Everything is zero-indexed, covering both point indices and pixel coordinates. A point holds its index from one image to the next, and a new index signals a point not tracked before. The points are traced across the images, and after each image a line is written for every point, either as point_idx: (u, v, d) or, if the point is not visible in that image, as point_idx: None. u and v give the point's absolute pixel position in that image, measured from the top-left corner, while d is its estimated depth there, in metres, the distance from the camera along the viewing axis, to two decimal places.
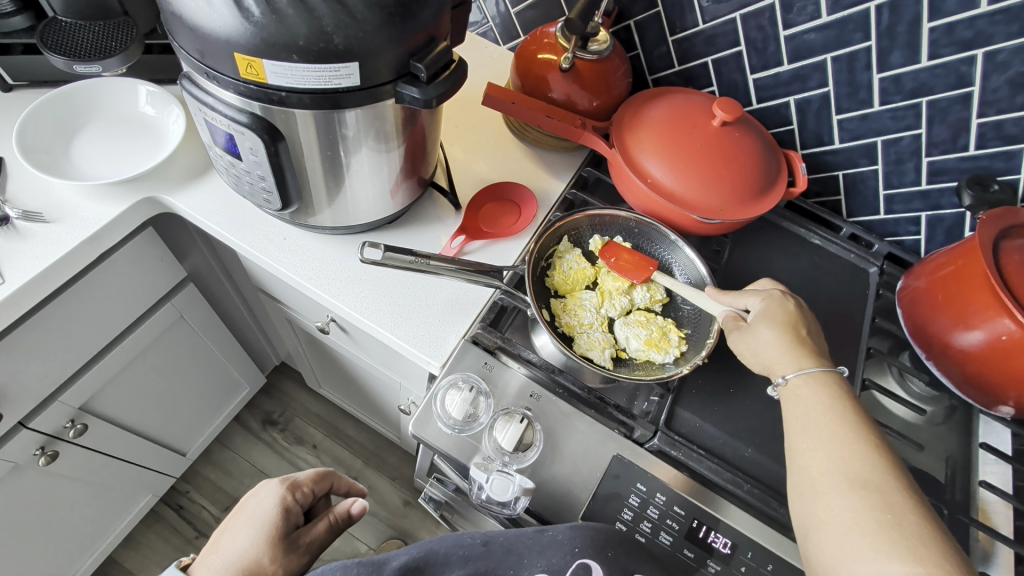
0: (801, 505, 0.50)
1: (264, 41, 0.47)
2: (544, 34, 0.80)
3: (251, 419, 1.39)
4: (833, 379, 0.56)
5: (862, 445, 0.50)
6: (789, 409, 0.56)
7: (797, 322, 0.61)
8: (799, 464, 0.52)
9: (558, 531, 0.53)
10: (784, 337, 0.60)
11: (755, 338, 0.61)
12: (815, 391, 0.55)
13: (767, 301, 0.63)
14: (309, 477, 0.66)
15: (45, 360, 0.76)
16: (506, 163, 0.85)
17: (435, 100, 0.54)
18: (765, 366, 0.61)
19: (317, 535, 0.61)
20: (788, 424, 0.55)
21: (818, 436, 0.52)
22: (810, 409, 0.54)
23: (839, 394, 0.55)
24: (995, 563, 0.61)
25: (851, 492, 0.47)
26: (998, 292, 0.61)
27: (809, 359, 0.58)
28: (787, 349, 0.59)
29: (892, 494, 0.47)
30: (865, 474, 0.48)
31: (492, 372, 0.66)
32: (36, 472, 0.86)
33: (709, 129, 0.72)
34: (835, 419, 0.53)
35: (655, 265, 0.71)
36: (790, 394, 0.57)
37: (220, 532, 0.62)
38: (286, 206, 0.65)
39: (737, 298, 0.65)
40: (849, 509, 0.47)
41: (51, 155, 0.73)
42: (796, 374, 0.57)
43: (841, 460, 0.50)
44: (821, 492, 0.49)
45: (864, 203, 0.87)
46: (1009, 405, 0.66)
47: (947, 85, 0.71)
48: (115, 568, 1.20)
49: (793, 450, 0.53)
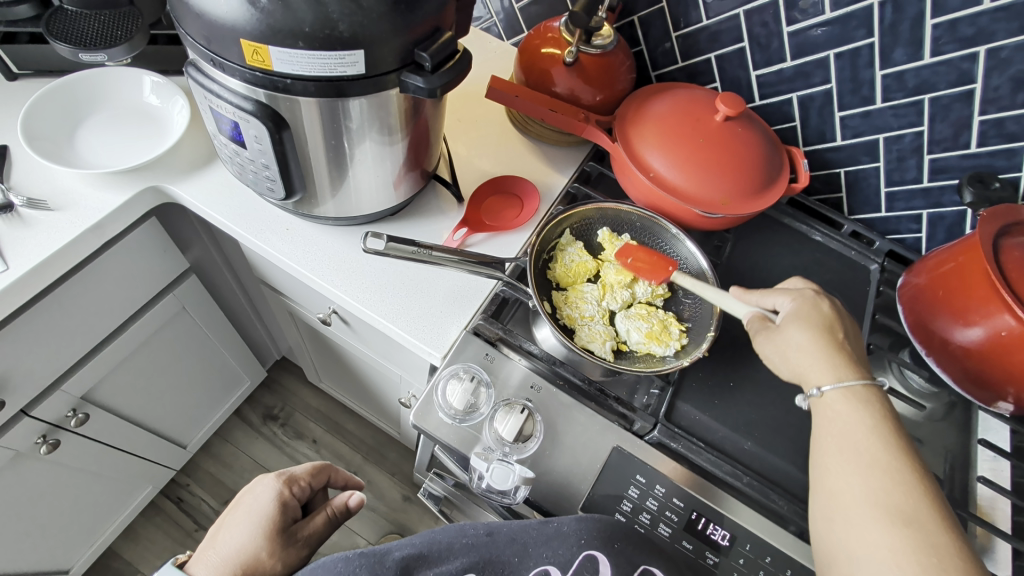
0: (833, 531, 0.49)
1: (270, 28, 0.47)
2: (548, 29, 0.81)
3: (251, 413, 1.39)
4: (874, 395, 0.54)
5: (906, 477, 0.48)
6: (824, 424, 0.54)
7: (833, 324, 0.60)
8: (831, 488, 0.50)
9: (563, 523, 0.53)
10: (819, 340, 0.58)
11: (786, 338, 0.59)
12: (853, 411, 0.53)
13: (799, 301, 0.61)
14: (306, 470, 0.66)
15: (49, 348, 0.76)
16: (509, 157, 0.85)
17: (439, 89, 0.54)
18: (797, 375, 0.58)
19: (315, 528, 0.62)
20: (822, 442, 0.53)
21: (857, 462, 0.50)
22: (848, 428, 0.52)
23: (881, 415, 0.53)
24: (993, 557, 0.61)
25: (893, 528, 0.45)
26: (998, 287, 0.62)
27: (848, 370, 0.56)
28: (822, 354, 0.57)
29: (937, 534, 0.45)
30: (909, 510, 0.46)
31: (493, 364, 0.66)
32: (37, 460, 0.86)
33: (713, 123, 0.72)
34: (877, 445, 0.50)
35: (673, 265, 0.69)
36: (824, 407, 0.55)
37: (216, 530, 0.61)
38: (290, 195, 0.66)
39: (762, 298, 0.64)
40: (888, 546, 0.45)
41: (56, 144, 0.73)
42: (833, 386, 0.55)
43: (883, 492, 0.48)
44: (857, 523, 0.47)
45: (866, 201, 0.87)
46: (1008, 401, 0.66)
47: (949, 82, 0.71)
48: (114, 559, 1.20)
49: (826, 471, 0.51)
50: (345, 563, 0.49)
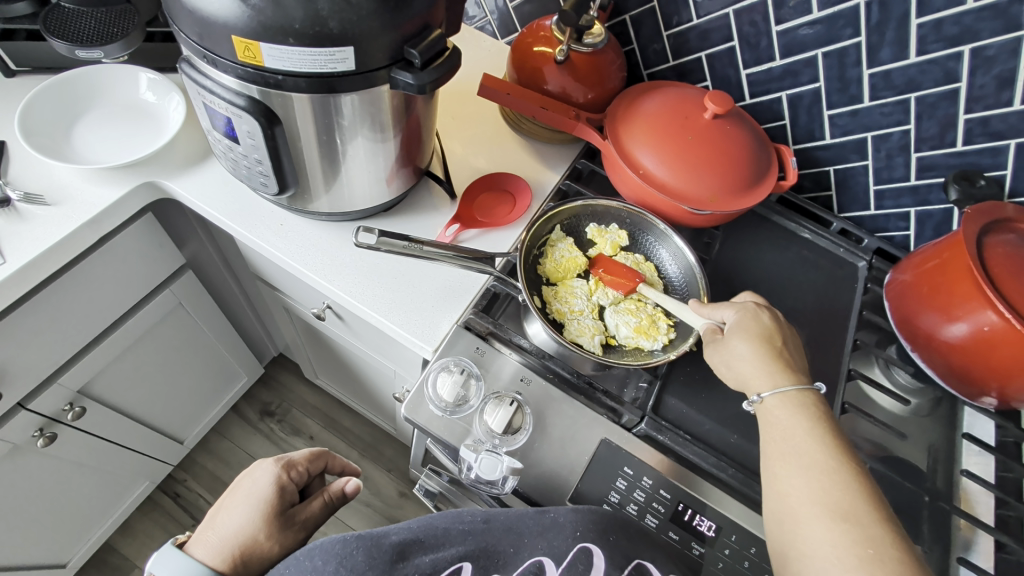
0: (781, 532, 0.49)
1: (262, 25, 0.48)
2: (540, 28, 0.82)
3: (248, 409, 1.40)
4: (810, 398, 0.55)
5: (843, 473, 0.49)
6: (767, 429, 0.55)
7: (772, 334, 0.61)
8: (775, 489, 0.51)
9: (559, 514, 0.54)
10: (760, 350, 0.60)
11: (729, 350, 0.61)
12: (792, 416, 0.54)
13: (741, 313, 0.63)
14: (304, 456, 0.67)
15: (45, 341, 0.77)
16: (502, 154, 0.86)
17: (429, 86, 0.55)
18: (739, 381, 0.60)
19: (312, 512, 0.62)
20: (766, 446, 0.54)
21: (796, 465, 0.51)
22: (787, 432, 0.53)
23: (816, 417, 0.54)
24: (976, 550, 0.62)
25: (834, 525, 0.46)
26: (982, 284, 0.63)
27: (784, 377, 0.57)
28: (762, 363, 0.59)
29: (875, 528, 0.46)
30: (847, 505, 0.47)
31: (484, 357, 0.67)
32: (35, 454, 0.87)
33: (701, 121, 0.73)
34: (814, 445, 0.51)
35: (639, 278, 0.71)
36: (766, 413, 0.56)
37: (215, 512, 0.62)
38: (283, 190, 0.66)
39: (713, 311, 0.65)
40: (831, 544, 0.46)
41: (53, 140, 0.74)
42: (771, 393, 0.56)
43: (821, 491, 0.48)
44: (802, 524, 0.48)
45: (855, 199, 0.88)
46: (992, 396, 0.67)
47: (935, 81, 0.72)
48: (111, 554, 1.21)
49: (772, 474, 0.52)
50: (342, 546, 0.49)
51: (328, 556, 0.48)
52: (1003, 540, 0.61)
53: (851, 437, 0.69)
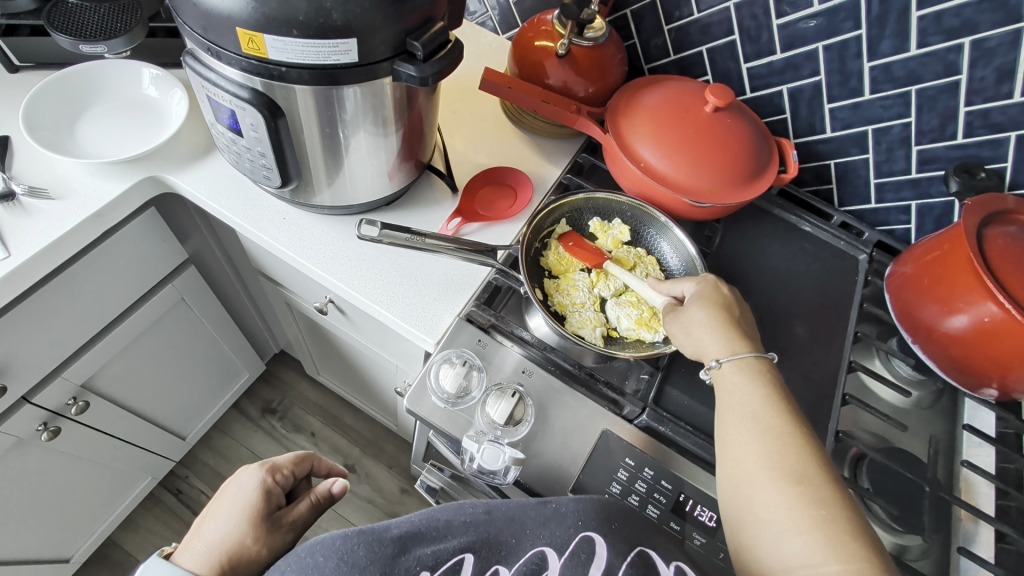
0: (737, 497, 0.49)
1: (265, 16, 0.48)
2: (541, 22, 0.82)
3: (250, 406, 1.40)
4: (765, 367, 0.56)
5: (795, 436, 0.50)
6: (722, 395, 0.55)
7: (730, 303, 0.62)
8: (731, 457, 0.51)
9: (562, 504, 0.54)
10: (716, 317, 0.60)
11: (689, 318, 0.61)
12: (748, 383, 0.54)
13: (701, 285, 0.64)
14: (289, 459, 0.67)
15: (50, 334, 0.77)
16: (503, 148, 0.87)
17: (432, 78, 0.55)
18: (697, 350, 0.60)
19: (300, 514, 0.63)
20: (723, 413, 0.54)
21: (753, 430, 0.51)
22: (744, 397, 0.53)
23: (769, 384, 0.54)
24: (977, 541, 0.62)
25: (788, 487, 0.47)
26: (982, 275, 0.63)
27: (742, 344, 0.57)
28: (719, 331, 0.58)
29: (826, 489, 0.46)
30: (801, 468, 0.48)
31: (486, 350, 0.67)
32: (39, 447, 0.87)
33: (702, 114, 0.73)
34: (768, 410, 0.52)
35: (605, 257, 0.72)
36: (722, 379, 0.56)
37: (199, 523, 0.61)
38: (285, 183, 0.67)
39: (672, 286, 0.66)
40: (785, 506, 0.46)
41: (56, 134, 0.74)
42: (729, 358, 0.56)
43: (777, 455, 0.49)
44: (756, 487, 0.48)
45: (856, 192, 0.88)
46: (993, 388, 0.67)
47: (935, 73, 0.72)
48: (114, 550, 1.21)
49: (727, 441, 0.52)
50: (343, 542, 0.48)
51: (329, 552, 0.48)
52: (1004, 531, 0.62)
53: (852, 429, 0.69)
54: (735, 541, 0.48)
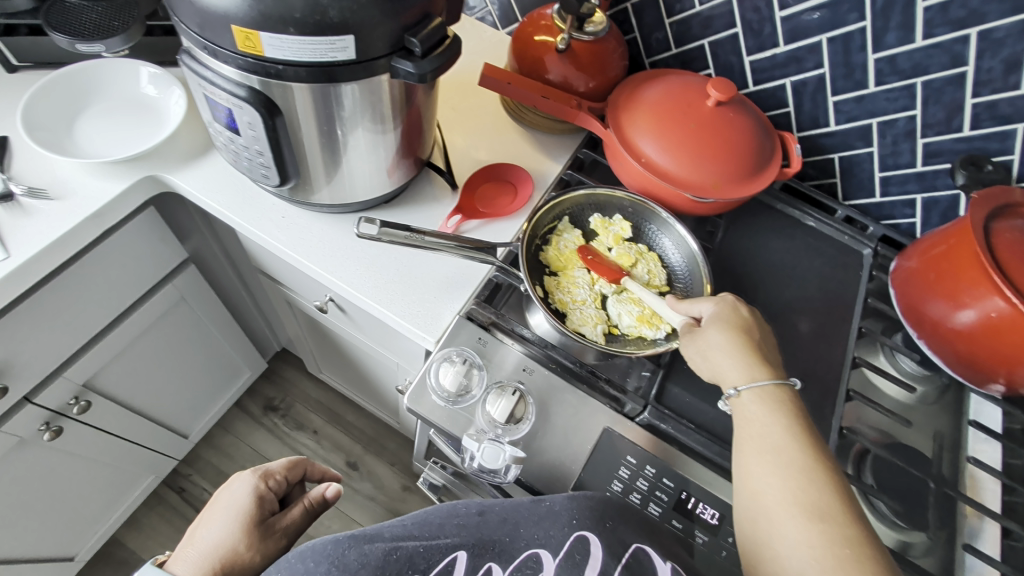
0: (756, 531, 0.49)
1: (261, 14, 0.48)
2: (540, 17, 0.81)
3: (253, 404, 1.40)
4: (787, 395, 0.55)
5: (819, 472, 0.49)
6: (743, 424, 0.54)
7: (749, 326, 0.61)
8: (749, 488, 0.50)
9: (555, 502, 0.54)
10: (736, 340, 0.59)
11: (706, 340, 0.60)
12: (769, 414, 0.54)
13: (719, 305, 0.63)
14: (282, 465, 0.68)
15: (50, 335, 0.78)
16: (503, 145, 0.86)
17: (430, 74, 0.54)
18: (715, 374, 0.60)
19: (293, 519, 0.63)
20: (742, 442, 0.53)
21: (774, 462, 0.50)
22: (766, 428, 0.53)
23: (792, 416, 0.53)
24: (982, 537, 0.62)
25: (810, 525, 0.46)
26: (989, 269, 0.62)
27: (762, 370, 0.57)
28: (739, 355, 0.58)
29: (850, 527, 0.45)
30: (824, 505, 0.47)
31: (486, 348, 0.67)
32: (42, 447, 0.87)
33: (704, 109, 0.72)
34: (791, 443, 0.51)
35: (623, 272, 0.71)
36: (741, 408, 0.55)
37: (193, 531, 0.61)
38: (284, 182, 0.66)
39: (691, 305, 0.65)
40: (808, 544, 0.45)
41: (55, 134, 0.74)
42: (747, 387, 0.56)
43: (800, 490, 0.48)
44: (777, 523, 0.47)
45: (860, 186, 0.87)
46: (1000, 383, 0.66)
47: (941, 65, 0.71)
48: (119, 547, 1.22)
49: (747, 472, 0.51)
50: (333, 546, 0.48)
51: (319, 556, 0.47)
52: (1010, 528, 0.61)
53: (856, 425, 0.69)
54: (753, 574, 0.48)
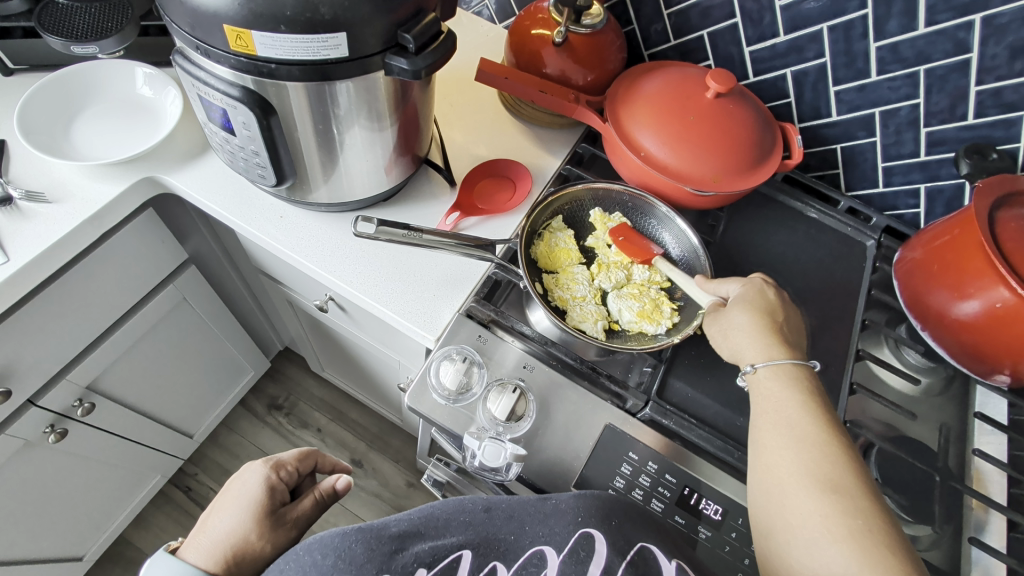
0: (767, 502, 0.48)
1: (253, 12, 0.47)
2: (537, 10, 0.80)
3: (257, 403, 1.41)
4: (805, 374, 0.55)
5: (833, 446, 0.49)
6: (758, 400, 0.54)
7: (775, 309, 0.60)
8: (763, 461, 0.50)
9: (561, 500, 0.54)
10: (758, 322, 0.59)
11: (728, 320, 0.60)
12: (785, 389, 0.53)
13: (747, 287, 0.62)
14: (293, 456, 0.67)
15: (53, 337, 0.78)
16: (501, 140, 0.85)
17: (424, 70, 0.54)
18: (735, 353, 0.59)
19: (304, 511, 0.63)
20: (758, 418, 0.53)
21: (789, 436, 0.50)
22: (781, 404, 0.53)
23: (810, 393, 0.53)
24: (989, 531, 0.61)
25: (822, 495, 0.46)
26: (993, 259, 0.61)
27: (779, 350, 0.56)
28: (758, 336, 0.58)
29: (863, 500, 0.45)
30: (836, 477, 0.47)
31: (486, 345, 0.67)
32: (48, 449, 0.88)
33: (703, 101, 0.71)
34: (806, 418, 0.51)
35: (656, 252, 0.71)
36: (758, 384, 0.55)
37: (205, 519, 0.61)
38: (280, 181, 0.66)
39: (719, 286, 0.65)
40: (819, 513, 0.45)
41: (51, 137, 0.74)
42: (765, 363, 0.55)
43: (813, 462, 0.48)
44: (790, 493, 0.47)
45: (863, 176, 0.86)
46: (1005, 374, 0.66)
47: (945, 52, 0.70)
48: (127, 547, 1.23)
49: (761, 446, 0.51)
50: (341, 539, 0.48)
51: (327, 550, 0.47)
52: (1016, 520, 0.61)
53: (860, 418, 0.68)
54: (763, 544, 0.48)
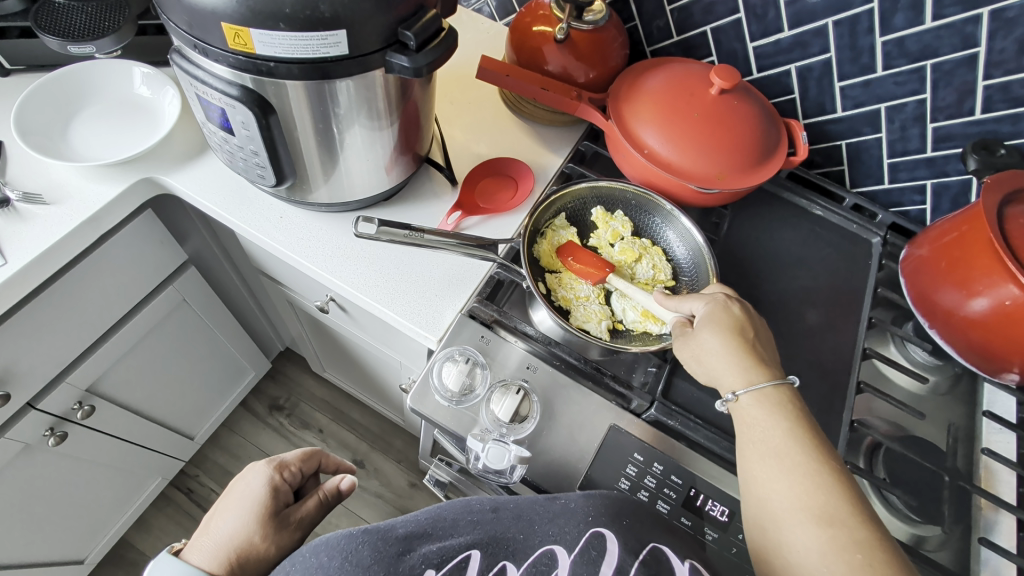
0: (764, 537, 0.48)
1: (251, 10, 0.47)
2: (538, 6, 0.79)
3: (258, 404, 1.40)
4: (786, 395, 0.53)
5: (824, 473, 0.47)
6: (742, 429, 0.53)
7: (743, 325, 0.58)
8: (756, 495, 0.49)
9: (570, 500, 0.53)
10: (729, 343, 0.56)
11: (699, 341, 0.58)
12: (768, 416, 0.52)
13: (711, 304, 0.60)
14: (297, 456, 0.67)
15: (51, 340, 0.77)
16: (502, 138, 0.84)
17: (425, 68, 0.53)
18: (711, 377, 0.57)
19: (307, 512, 0.62)
20: (744, 447, 0.52)
21: (777, 466, 0.49)
22: (766, 433, 0.51)
23: (794, 416, 0.52)
24: (997, 530, 0.60)
25: (819, 530, 0.45)
26: (1002, 256, 0.60)
27: (759, 372, 0.54)
28: (733, 358, 0.55)
29: (860, 531, 0.45)
30: (831, 508, 0.46)
31: (490, 346, 0.66)
32: (47, 452, 0.87)
33: (707, 97, 0.70)
34: (793, 445, 0.49)
35: (609, 269, 0.68)
36: (741, 413, 0.53)
37: (208, 520, 0.60)
38: (280, 181, 0.65)
39: (682, 303, 0.62)
40: (818, 550, 0.44)
41: (49, 138, 0.73)
42: (746, 391, 0.53)
43: (805, 494, 0.47)
44: (786, 530, 0.46)
45: (868, 173, 0.85)
46: (1014, 372, 0.65)
47: (952, 47, 0.69)
48: (128, 549, 1.23)
49: (751, 477, 0.50)
50: (348, 541, 0.47)
51: (333, 552, 0.47)
52: None
53: (867, 417, 0.67)
54: None
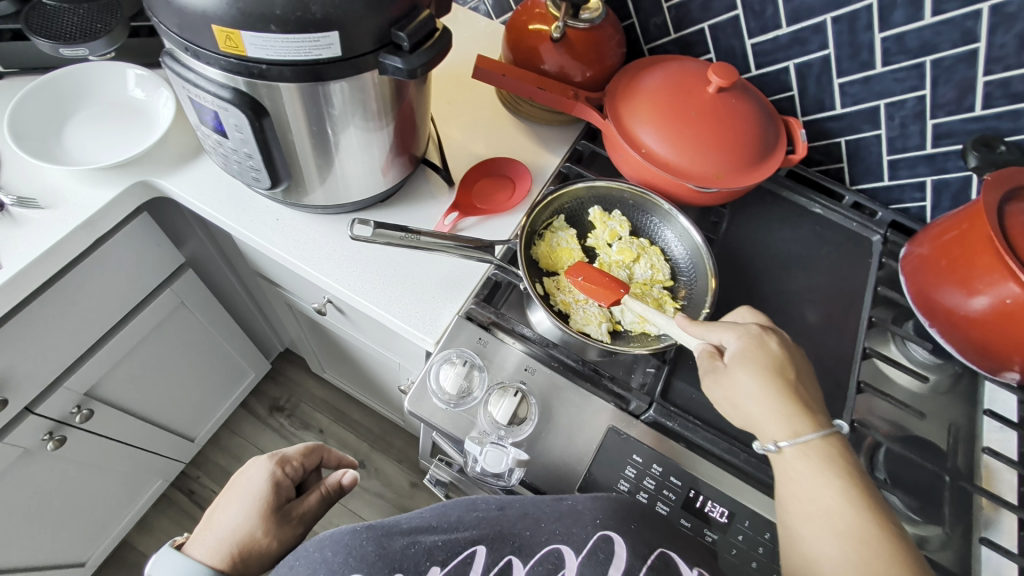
0: None
1: (242, 12, 0.46)
2: (534, 4, 0.79)
3: (257, 405, 1.40)
4: (835, 448, 0.51)
5: (882, 541, 0.46)
6: (787, 484, 0.51)
7: (783, 364, 0.55)
8: (805, 555, 0.48)
9: (577, 501, 0.53)
10: (769, 386, 0.54)
11: (734, 385, 0.55)
12: (819, 474, 0.50)
13: (745, 339, 0.56)
14: (298, 451, 0.66)
15: (49, 345, 0.77)
16: (500, 138, 0.84)
17: (419, 69, 0.52)
18: (749, 423, 0.54)
19: (309, 507, 0.62)
20: (790, 505, 0.50)
21: (831, 531, 0.47)
22: (816, 492, 0.49)
23: (848, 475, 0.50)
24: (998, 529, 0.60)
25: None
26: (1003, 254, 0.60)
27: (804, 421, 0.52)
28: (776, 405, 0.53)
29: None
30: None
31: (486, 348, 0.66)
32: (47, 456, 0.87)
33: (705, 96, 0.70)
34: (848, 508, 0.48)
35: (624, 288, 0.66)
36: (785, 467, 0.51)
37: (211, 513, 0.61)
38: (275, 184, 0.65)
39: (707, 330, 0.59)
40: None
41: (43, 143, 0.72)
42: (791, 444, 0.51)
43: (863, 563, 0.45)
44: None
45: (867, 170, 0.84)
46: (1015, 370, 0.64)
47: (952, 42, 0.68)
48: (129, 552, 1.23)
49: (800, 538, 0.49)
50: (351, 537, 0.48)
51: (337, 547, 0.47)
52: None
53: (867, 417, 0.67)
54: None
